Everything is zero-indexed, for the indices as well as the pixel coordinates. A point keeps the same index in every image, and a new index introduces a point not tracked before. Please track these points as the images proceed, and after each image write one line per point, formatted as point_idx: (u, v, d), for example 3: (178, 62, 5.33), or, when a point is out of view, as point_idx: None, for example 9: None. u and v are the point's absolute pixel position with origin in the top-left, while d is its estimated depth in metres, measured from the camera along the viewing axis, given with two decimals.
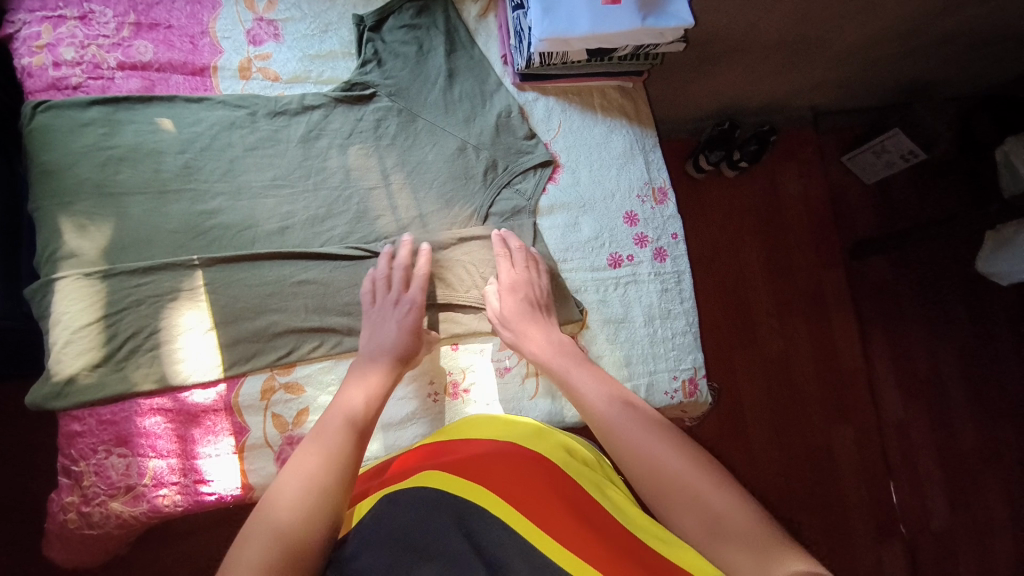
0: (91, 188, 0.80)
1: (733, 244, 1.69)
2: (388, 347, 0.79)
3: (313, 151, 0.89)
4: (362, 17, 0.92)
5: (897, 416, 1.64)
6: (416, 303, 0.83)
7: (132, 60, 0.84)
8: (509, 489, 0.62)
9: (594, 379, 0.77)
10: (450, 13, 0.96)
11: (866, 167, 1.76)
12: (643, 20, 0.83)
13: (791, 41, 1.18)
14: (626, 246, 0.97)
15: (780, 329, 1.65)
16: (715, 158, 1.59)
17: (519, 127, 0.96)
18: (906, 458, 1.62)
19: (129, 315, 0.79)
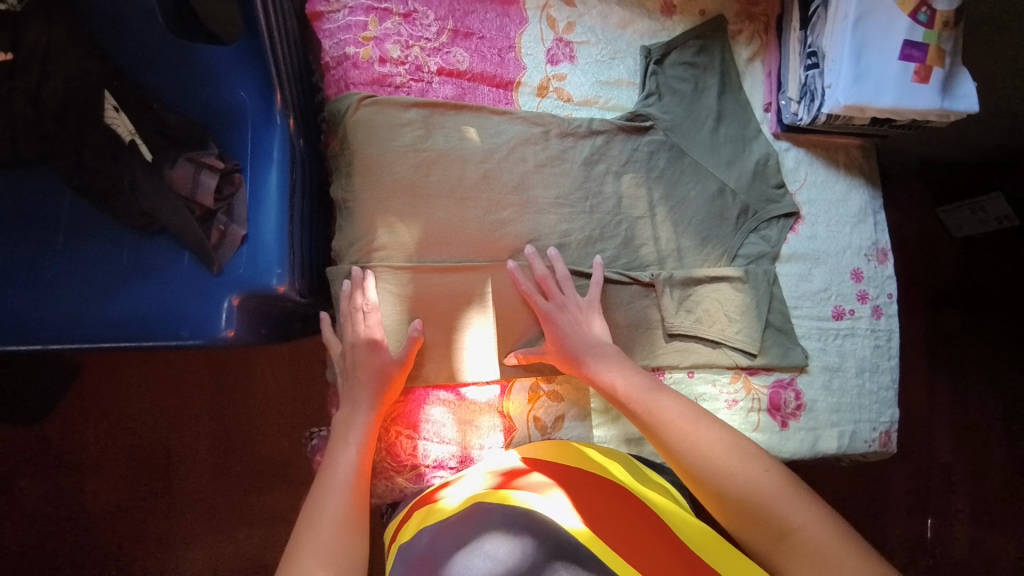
0: (404, 185, 0.85)
1: None
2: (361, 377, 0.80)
3: (593, 176, 0.93)
4: (651, 50, 0.95)
5: (944, 457, 1.69)
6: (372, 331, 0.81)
7: (451, 67, 0.88)
8: (609, 530, 0.64)
9: (670, 410, 0.74)
10: (726, 56, 0.99)
11: (958, 222, 1.74)
12: (941, 101, 0.86)
13: None
14: (850, 300, 1.03)
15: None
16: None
17: (771, 177, 1.00)
18: (942, 495, 1.67)
19: (427, 313, 0.85)
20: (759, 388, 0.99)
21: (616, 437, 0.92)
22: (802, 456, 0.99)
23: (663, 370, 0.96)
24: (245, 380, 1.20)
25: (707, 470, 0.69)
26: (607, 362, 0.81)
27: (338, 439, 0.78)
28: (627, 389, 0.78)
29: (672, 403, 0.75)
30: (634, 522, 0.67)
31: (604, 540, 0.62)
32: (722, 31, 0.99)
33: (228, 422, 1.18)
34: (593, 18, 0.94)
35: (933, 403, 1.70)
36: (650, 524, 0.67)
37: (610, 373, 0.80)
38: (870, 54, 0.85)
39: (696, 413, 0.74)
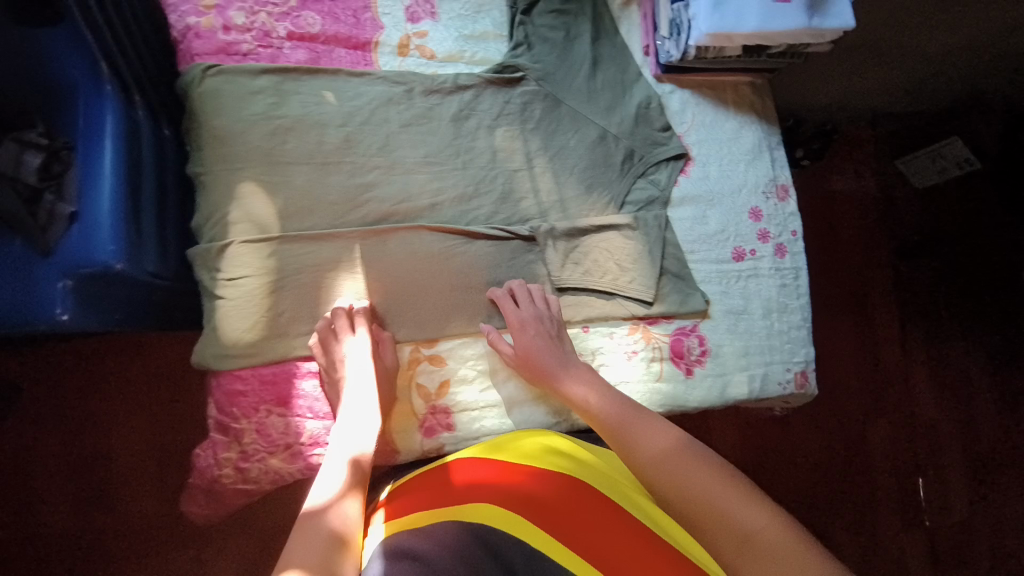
0: (260, 155, 0.83)
1: None
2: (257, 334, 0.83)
3: (465, 132, 0.91)
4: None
5: (927, 413, 1.66)
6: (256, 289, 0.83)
7: (301, 31, 0.85)
8: (547, 517, 0.67)
9: (634, 425, 0.78)
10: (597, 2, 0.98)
11: (918, 171, 1.77)
12: (810, 20, 0.82)
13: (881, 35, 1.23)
14: (750, 241, 1.00)
15: (829, 325, 1.68)
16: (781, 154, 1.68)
17: (655, 119, 0.98)
18: (932, 454, 1.63)
19: (291, 286, 0.84)
20: (659, 337, 0.96)
21: (506, 399, 0.90)
22: (712, 402, 0.96)
23: None
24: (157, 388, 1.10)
25: (657, 477, 0.70)
26: (586, 385, 0.84)
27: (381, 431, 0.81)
28: (600, 405, 0.82)
29: (643, 421, 0.78)
30: (576, 503, 0.69)
31: (544, 529, 0.65)
32: None
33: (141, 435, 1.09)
34: None
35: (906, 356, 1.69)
36: (592, 502, 0.69)
37: (579, 394, 0.84)
38: None
39: (669, 432, 0.75)
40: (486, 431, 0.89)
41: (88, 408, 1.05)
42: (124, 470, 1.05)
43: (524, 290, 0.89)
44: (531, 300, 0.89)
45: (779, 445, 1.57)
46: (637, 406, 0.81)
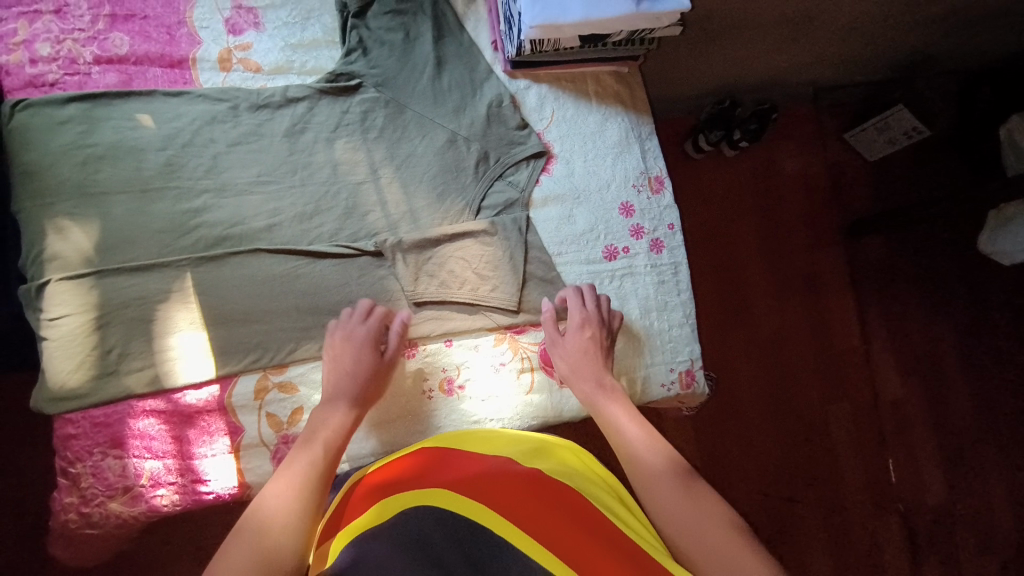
0: (74, 187, 0.79)
1: (732, 223, 1.62)
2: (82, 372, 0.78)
3: (301, 146, 0.87)
4: (346, 3, 0.88)
5: (893, 394, 1.59)
6: (78, 326, 0.78)
7: (109, 54, 0.81)
8: (500, 497, 0.62)
9: (623, 417, 0.80)
10: None
11: (867, 146, 1.66)
12: (637, 5, 0.79)
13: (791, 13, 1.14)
14: (622, 238, 0.96)
15: (776, 311, 1.59)
16: (714, 137, 1.51)
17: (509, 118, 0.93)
18: (902, 438, 1.56)
19: (117, 320, 0.80)
20: (527, 346, 0.92)
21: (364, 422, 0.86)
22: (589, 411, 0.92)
23: (415, 343, 0.90)
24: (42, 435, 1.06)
25: (653, 490, 0.68)
26: (574, 365, 0.86)
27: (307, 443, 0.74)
28: (590, 394, 0.84)
29: (616, 404, 0.82)
30: (515, 482, 0.65)
31: (496, 511, 0.60)
32: None
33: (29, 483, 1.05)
34: None
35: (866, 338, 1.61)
36: (546, 487, 0.64)
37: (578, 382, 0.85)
38: None
39: (646, 427, 0.78)
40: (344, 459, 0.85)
41: None
42: (15, 518, 1.01)
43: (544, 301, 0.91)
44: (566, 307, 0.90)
45: (734, 440, 1.49)
46: (614, 386, 0.85)
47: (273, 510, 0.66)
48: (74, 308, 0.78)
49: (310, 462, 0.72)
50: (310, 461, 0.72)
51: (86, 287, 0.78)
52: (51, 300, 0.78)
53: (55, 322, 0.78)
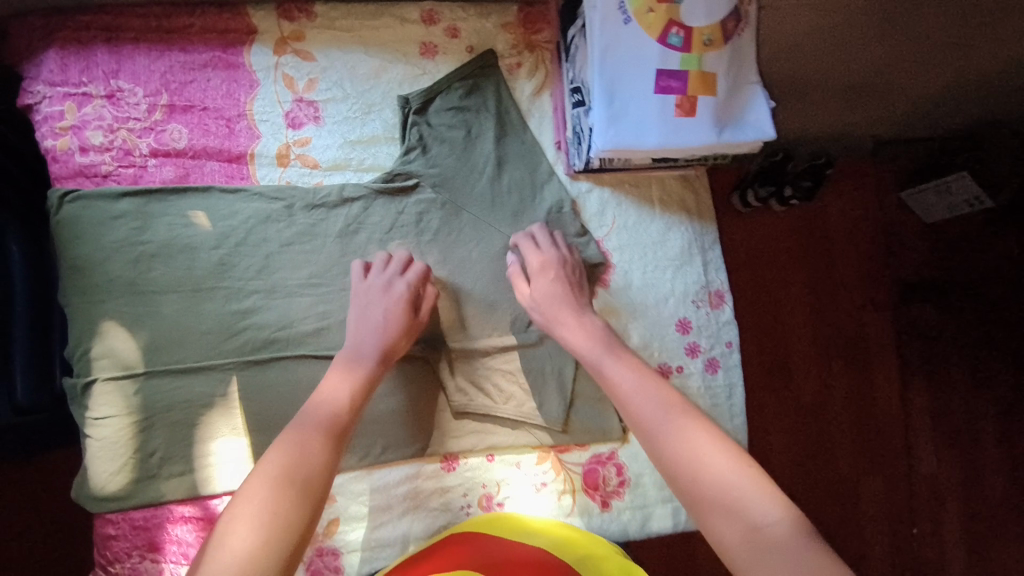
0: (127, 283, 0.77)
1: (776, 278, 1.35)
2: (121, 474, 0.77)
3: (354, 248, 0.84)
4: (407, 99, 0.84)
5: (929, 474, 1.40)
6: (118, 429, 0.77)
7: (166, 147, 0.79)
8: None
9: (632, 380, 0.71)
10: (502, 93, 0.88)
11: (922, 206, 1.37)
12: (719, 134, 0.73)
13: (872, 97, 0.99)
14: (677, 356, 0.91)
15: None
16: (764, 194, 1.28)
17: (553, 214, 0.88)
18: (935, 541, 1.38)
19: (159, 424, 0.78)
20: (570, 468, 0.88)
21: (400, 539, 0.83)
22: (630, 537, 0.88)
23: (456, 456, 0.87)
24: None
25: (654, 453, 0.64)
26: (574, 336, 0.78)
27: (263, 464, 0.62)
28: (593, 358, 0.75)
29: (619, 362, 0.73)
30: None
31: None
32: (493, 66, 0.87)
33: None
34: (339, 71, 0.84)
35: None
36: None
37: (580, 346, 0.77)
38: (624, 89, 0.72)
39: (646, 374, 0.71)
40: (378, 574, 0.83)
41: None
42: None
43: (529, 263, 0.83)
44: (555, 280, 0.81)
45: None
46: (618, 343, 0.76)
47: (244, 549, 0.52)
48: (116, 410, 0.77)
49: (283, 493, 0.58)
50: (269, 484, 0.59)
51: (128, 389, 0.77)
52: (96, 401, 0.76)
53: (96, 422, 0.76)
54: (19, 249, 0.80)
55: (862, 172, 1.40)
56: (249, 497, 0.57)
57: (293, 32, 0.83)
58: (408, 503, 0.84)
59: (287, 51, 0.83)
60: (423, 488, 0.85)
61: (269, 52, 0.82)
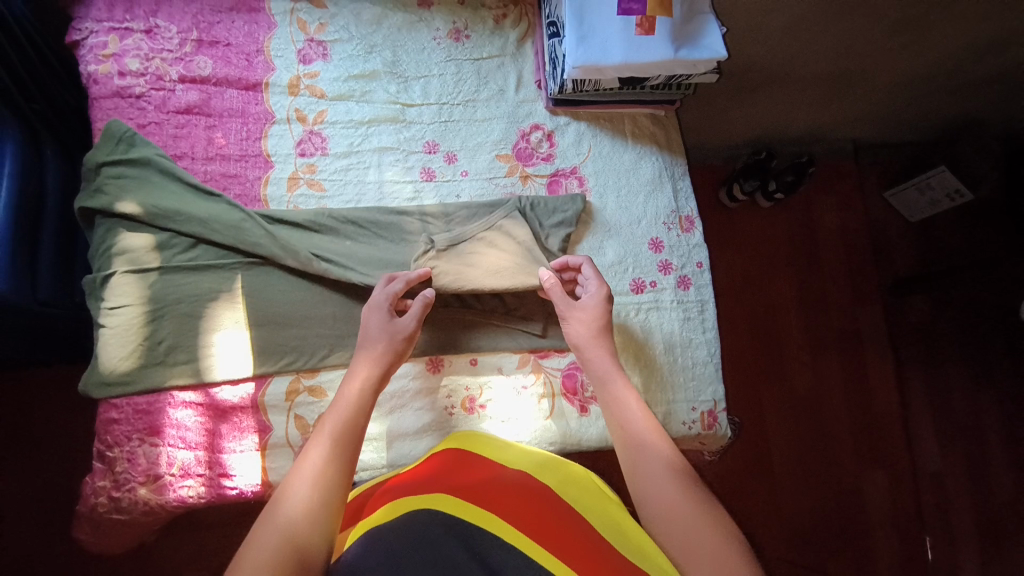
0: (154, 199, 0.85)
1: (764, 274, 1.60)
2: (131, 360, 0.83)
3: (354, 165, 0.94)
4: (398, 61, 0.97)
5: (933, 466, 1.52)
6: (131, 317, 0.84)
7: (193, 74, 0.91)
8: (507, 508, 0.67)
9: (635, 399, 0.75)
10: (481, 53, 1.00)
11: (907, 205, 1.64)
12: (676, 52, 0.83)
13: (832, 72, 1.18)
14: (650, 272, 0.98)
15: (809, 365, 1.56)
16: (749, 187, 1.51)
17: (538, 159, 0.98)
18: (939, 508, 1.49)
19: (170, 315, 0.85)
20: (550, 372, 0.93)
21: (387, 433, 0.88)
22: (607, 442, 0.92)
23: (442, 359, 0.92)
24: (69, 427, 1.09)
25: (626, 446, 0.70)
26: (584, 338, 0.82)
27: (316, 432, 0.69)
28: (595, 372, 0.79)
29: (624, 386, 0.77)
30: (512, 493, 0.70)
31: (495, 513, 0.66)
32: (472, 30, 1.00)
33: (55, 480, 1.07)
34: (346, 17, 0.97)
35: (904, 408, 1.56)
36: (546, 497, 0.70)
37: (589, 361, 0.80)
38: (591, 13, 0.84)
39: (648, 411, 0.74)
40: (361, 468, 0.86)
41: (15, 444, 1.07)
42: (49, 504, 1.06)
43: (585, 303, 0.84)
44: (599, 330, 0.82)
45: (761, 497, 1.45)
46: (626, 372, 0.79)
47: (300, 504, 0.60)
48: (131, 300, 0.84)
49: (329, 456, 0.65)
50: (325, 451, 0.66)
51: (144, 282, 0.85)
52: (113, 292, 0.84)
53: (112, 312, 0.84)
54: (52, 153, 0.93)
55: (845, 174, 1.70)
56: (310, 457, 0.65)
57: None
58: (394, 401, 0.89)
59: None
60: (410, 388, 0.90)
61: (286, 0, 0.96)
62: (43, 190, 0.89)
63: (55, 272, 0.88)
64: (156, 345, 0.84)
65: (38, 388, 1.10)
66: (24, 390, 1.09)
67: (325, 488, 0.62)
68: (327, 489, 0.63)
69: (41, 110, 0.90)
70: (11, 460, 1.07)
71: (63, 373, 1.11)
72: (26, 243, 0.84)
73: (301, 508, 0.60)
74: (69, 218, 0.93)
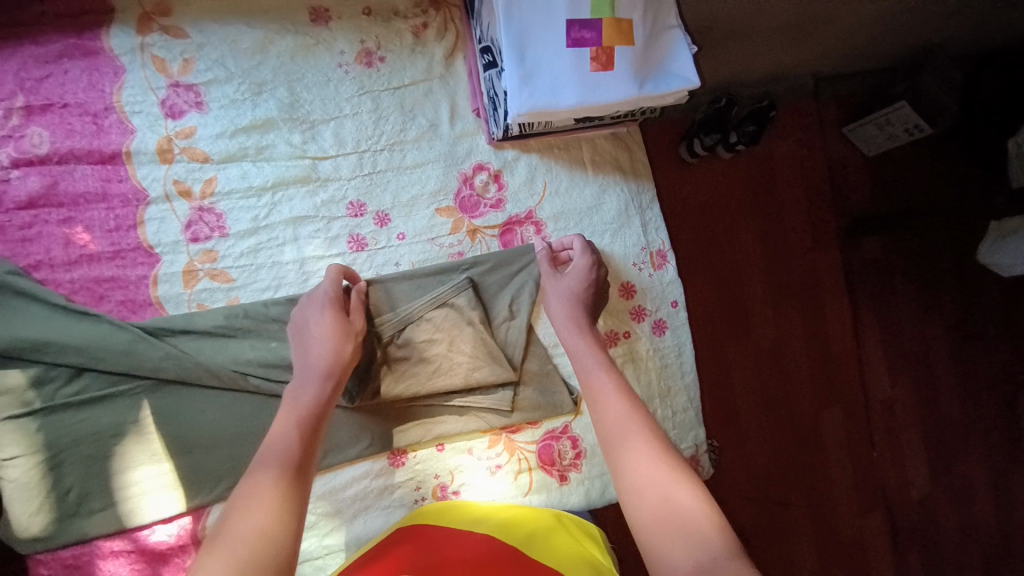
0: (15, 330, 0.68)
1: (715, 215, 1.28)
2: (37, 518, 0.70)
3: (265, 244, 0.77)
4: (297, 102, 0.78)
5: (886, 394, 1.33)
6: (23, 473, 0.70)
7: (27, 154, 0.70)
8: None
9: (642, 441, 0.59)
10: (401, 80, 0.81)
11: (866, 141, 1.33)
12: (640, 87, 0.68)
13: (792, 20, 1.02)
14: (623, 322, 0.88)
15: (772, 321, 1.28)
16: (710, 140, 1.18)
17: (486, 208, 0.83)
18: (892, 455, 1.30)
19: (72, 459, 0.71)
20: (524, 448, 0.86)
21: (354, 540, 0.80)
22: (591, 506, 0.88)
23: (404, 451, 0.83)
24: None
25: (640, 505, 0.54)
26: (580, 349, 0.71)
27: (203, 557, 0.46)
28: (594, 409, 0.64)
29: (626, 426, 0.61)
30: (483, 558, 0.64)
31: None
32: (385, 49, 0.80)
33: None
34: (219, 47, 0.76)
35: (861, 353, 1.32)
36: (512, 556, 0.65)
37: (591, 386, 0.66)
38: (535, 46, 0.66)
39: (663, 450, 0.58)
40: None
41: None
42: None
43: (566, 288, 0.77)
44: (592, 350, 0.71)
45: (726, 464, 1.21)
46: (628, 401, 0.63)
47: None
48: (18, 452, 0.70)
49: None
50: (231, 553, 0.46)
51: (30, 428, 0.70)
52: None
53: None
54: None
55: (804, 113, 1.35)
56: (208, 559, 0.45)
57: (158, 8, 0.75)
58: (357, 506, 0.81)
59: (153, 30, 0.74)
60: (372, 487, 0.82)
61: (133, 33, 0.74)
62: None
63: None
64: (63, 495, 0.71)
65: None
66: None
67: None
68: None
69: None
70: None
71: None
72: None
73: None
74: None
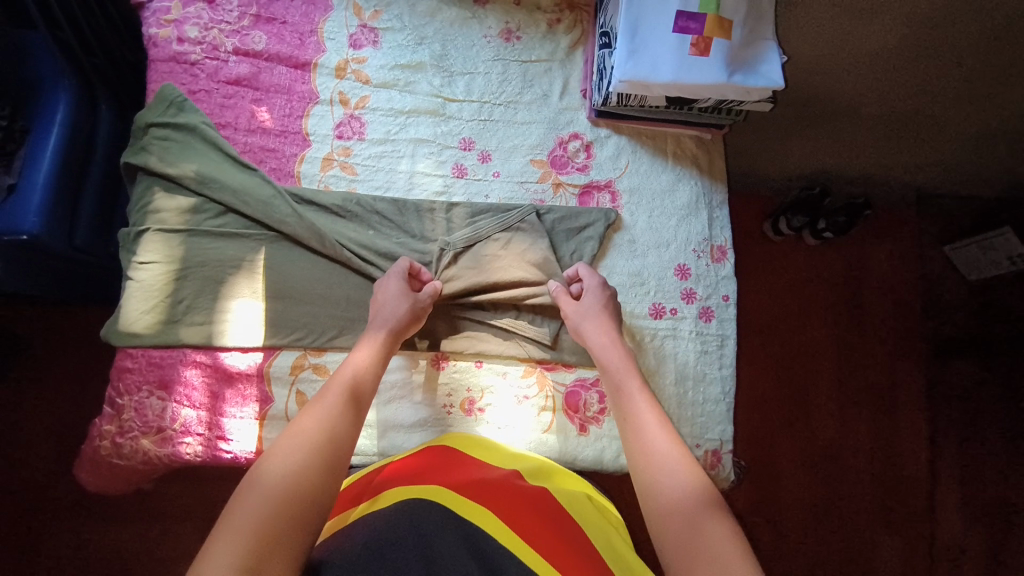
0: (194, 164, 0.88)
1: (802, 314, 1.47)
2: (150, 313, 0.86)
3: (389, 153, 0.94)
4: (446, 57, 0.97)
5: (954, 543, 1.37)
6: (155, 275, 0.87)
7: (246, 47, 0.94)
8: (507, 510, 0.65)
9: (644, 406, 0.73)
10: (529, 56, 0.98)
11: (969, 264, 1.49)
12: (729, 76, 0.79)
13: (895, 113, 1.08)
14: (672, 299, 0.94)
15: (835, 418, 1.42)
16: (797, 223, 1.41)
17: (573, 168, 0.96)
18: None
19: (193, 276, 0.87)
20: (554, 386, 0.91)
21: (382, 422, 0.88)
22: (602, 467, 0.89)
23: (446, 357, 0.91)
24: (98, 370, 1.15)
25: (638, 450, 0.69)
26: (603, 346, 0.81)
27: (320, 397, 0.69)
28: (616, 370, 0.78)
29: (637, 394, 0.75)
30: (512, 494, 0.68)
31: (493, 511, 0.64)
32: (522, 30, 0.99)
33: (83, 414, 1.14)
34: (402, 8, 0.98)
35: (936, 474, 1.40)
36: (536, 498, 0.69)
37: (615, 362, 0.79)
38: (646, 27, 0.81)
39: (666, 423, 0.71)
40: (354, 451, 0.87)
41: (47, 377, 1.14)
42: (70, 434, 1.12)
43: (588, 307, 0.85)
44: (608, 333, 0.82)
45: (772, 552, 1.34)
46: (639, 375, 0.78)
47: (289, 468, 0.59)
48: (159, 258, 0.87)
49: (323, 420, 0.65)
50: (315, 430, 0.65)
51: (173, 241, 0.87)
52: (144, 249, 0.87)
53: (140, 267, 0.86)
54: (106, 109, 0.96)
55: (903, 220, 1.53)
56: (301, 424, 0.65)
57: None
58: (394, 392, 0.89)
59: None
60: (410, 380, 0.89)
61: None
62: (94, 143, 0.94)
63: (94, 221, 0.93)
64: (175, 303, 0.86)
65: (69, 328, 1.16)
66: (57, 327, 1.16)
67: (316, 449, 0.62)
68: (325, 446, 0.63)
69: (100, 64, 0.95)
70: (43, 397, 1.13)
71: (98, 316, 1.17)
72: (71, 197, 0.89)
73: (287, 472, 0.59)
74: (114, 172, 0.98)
